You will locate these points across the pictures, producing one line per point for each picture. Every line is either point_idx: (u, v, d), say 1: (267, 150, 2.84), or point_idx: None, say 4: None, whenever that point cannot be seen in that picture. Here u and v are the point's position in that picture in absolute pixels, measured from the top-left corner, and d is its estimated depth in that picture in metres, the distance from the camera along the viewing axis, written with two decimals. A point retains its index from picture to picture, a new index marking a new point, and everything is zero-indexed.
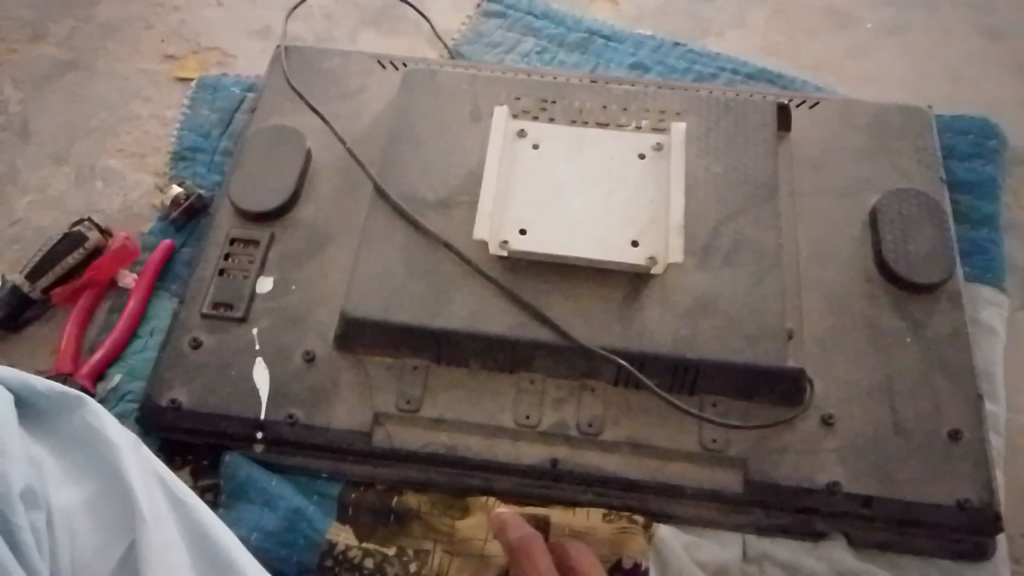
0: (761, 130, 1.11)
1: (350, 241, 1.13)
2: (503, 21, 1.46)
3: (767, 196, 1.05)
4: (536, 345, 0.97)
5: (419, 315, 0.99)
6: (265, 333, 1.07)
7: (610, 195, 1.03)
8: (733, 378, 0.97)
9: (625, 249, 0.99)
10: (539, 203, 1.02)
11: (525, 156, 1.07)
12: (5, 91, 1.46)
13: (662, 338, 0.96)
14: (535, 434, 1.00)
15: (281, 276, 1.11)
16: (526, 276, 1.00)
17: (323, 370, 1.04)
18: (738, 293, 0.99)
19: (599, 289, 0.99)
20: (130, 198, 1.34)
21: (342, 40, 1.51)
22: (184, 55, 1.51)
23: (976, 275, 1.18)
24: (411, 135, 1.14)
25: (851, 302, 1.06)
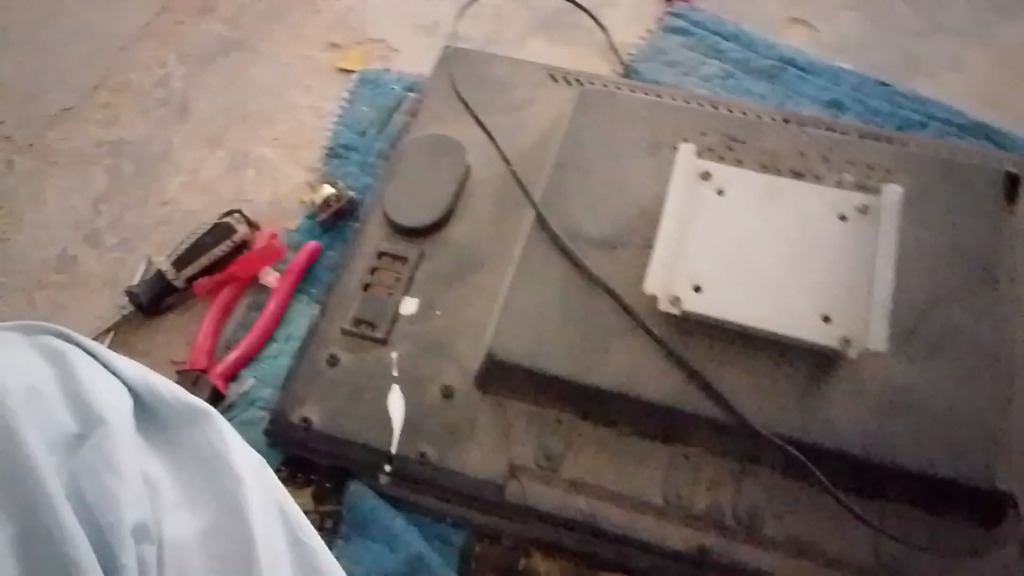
0: (984, 202, 0.96)
1: (502, 269, 1.05)
2: (687, 38, 1.36)
3: (983, 283, 0.92)
4: (695, 419, 0.88)
5: (573, 368, 0.90)
6: (403, 359, 1.01)
7: (802, 259, 0.90)
8: (923, 488, 0.85)
9: (815, 326, 0.87)
10: (720, 258, 0.90)
11: (709, 200, 0.94)
12: (170, 66, 1.45)
13: (841, 428, 0.86)
14: (684, 515, 0.89)
15: (426, 298, 1.04)
16: (696, 339, 0.90)
17: (460, 408, 0.97)
18: (941, 392, 0.87)
19: (778, 367, 0.88)
20: (279, 191, 1.31)
21: (510, 44, 1.43)
22: (347, 45, 1.46)
23: None
24: (581, 160, 1.04)
25: None
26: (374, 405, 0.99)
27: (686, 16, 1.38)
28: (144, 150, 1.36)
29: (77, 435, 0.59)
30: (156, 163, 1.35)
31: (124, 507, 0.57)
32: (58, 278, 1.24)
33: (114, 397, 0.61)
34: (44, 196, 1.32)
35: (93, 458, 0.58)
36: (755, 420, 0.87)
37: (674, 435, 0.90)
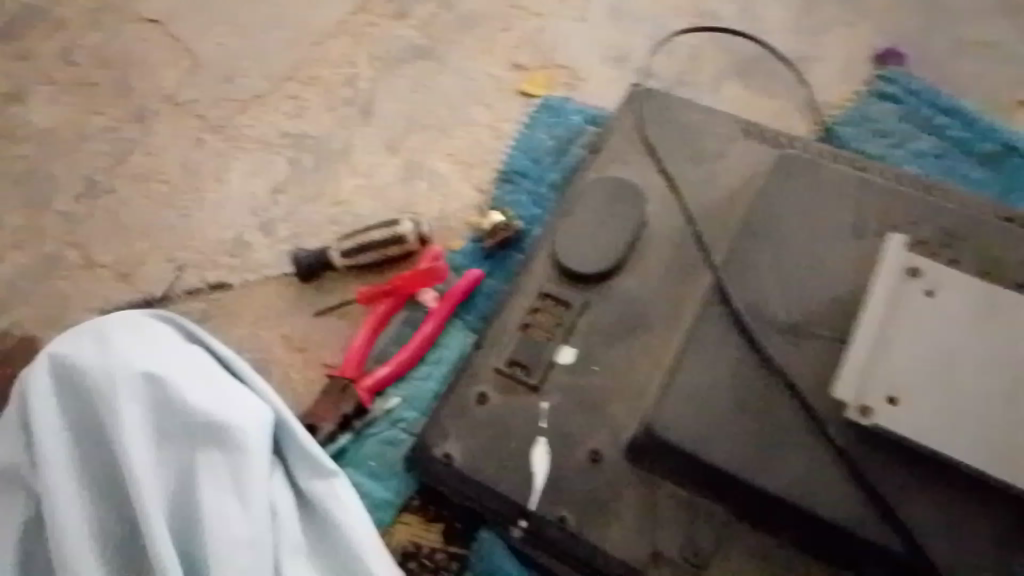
0: None
1: (670, 335, 1.00)
2: (898, 106, 1.26)
3: None
4: (874, 549, 0.80)
5: (737, 462, 0.84)
6: (554, 412, 0.97)
7: (1017, 392, 0.80)
8: None
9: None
10: (923, 374, 0.81)
11: (915, 301, 0.84)
12: (358, 65, 1.45)
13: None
14: None
15: (586, 351, 1.00)
16: (883, 457, 0.82)
17: (607, 477, 0.92)
18: None
19: (975, 512, 0.79)
20: (449, 208, 1.30)
21: (704, 88, 1.36)
22: (534, 67, 1.43)
23: None
24: (774, 235, 0.97)
25: None
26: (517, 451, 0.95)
27: (898, 81, 1.28)
28: (324, 148, 1.38)
29: (220, 460, 0.80)
30: (333, 162, 1.36)
31: (217, 525, 0.77)
32: (230, 261, 1.28)
33: (261, 428, 0.83)
34: (227, 179, 1.35)
35: (222, 480, 0.80)
36: (946, 563, 0.79)
37: (844, 559, 0.83)
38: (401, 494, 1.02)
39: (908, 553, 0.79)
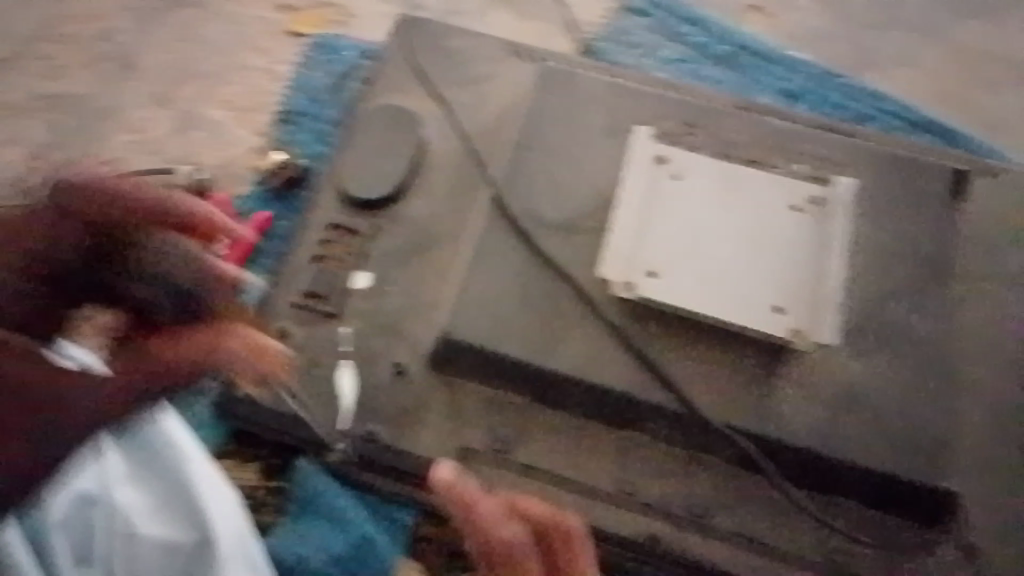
0: (928, 204, 1.00)
1: (459, 248, 1.04)
2: (648, 19, 1.36)
3: (930, 280, 0.96)
4: (653, 409, 0.89)
5: (525, 353, 0.90)
6: (355, 336, 1.00)
7: (759, 252, 0.91)
8: (865, 487, 0.87)
9: (771, 324, 0.88)
10: (680, 247, 0.91)
11: (668, 185, 0.94)
12: (114, 17, 1.38)
13: (789, 432, 0.88)
14: (636, 506, 0.89)
15: (380, 273, 1.03)
16: (651, 326, 0.91)
17: (411, 389, 0.96)
18: (886, 391, 0.90)
19: (737, 363, 0.90)
20: (228, 155, 1.27)
21: (471, 15, 1.40)
22: (303, 8, 1.41)
23: None
24: (539, 142, 1.03)
25: (1005, 413, 0.92)
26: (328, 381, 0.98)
27: None
28: (86, 106, 1.30)
29: None
30: (99, 120, 1.29)
31: None
32: None
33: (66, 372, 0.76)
34: None
35: None
36: (712, 412, 0.88)
37: (630, 424, 0.91)
38: (209, 440, 0.99)
39: (682, 407, 0.88)
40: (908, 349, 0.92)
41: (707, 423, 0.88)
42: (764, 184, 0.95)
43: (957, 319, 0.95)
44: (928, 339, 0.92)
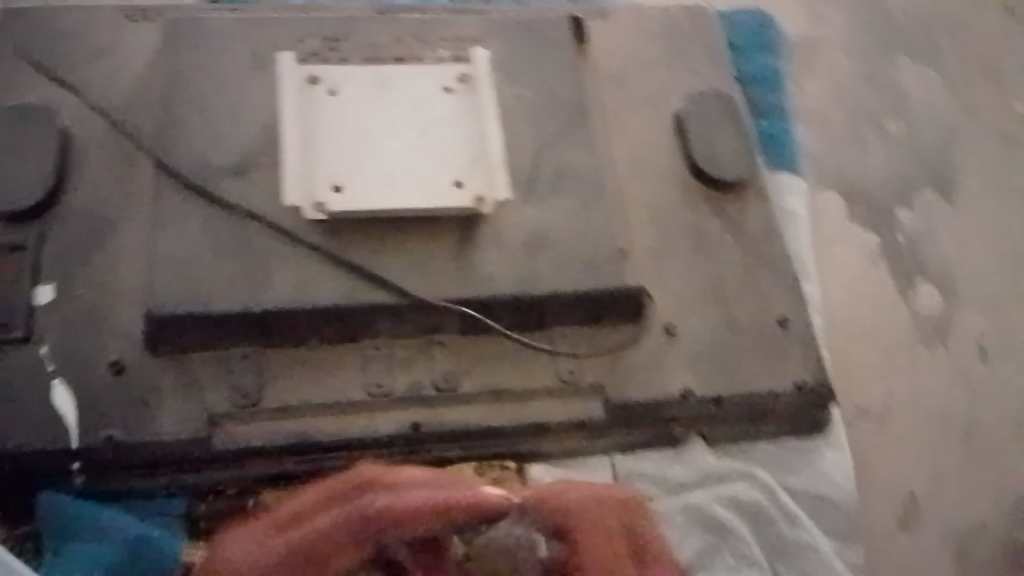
0: (556, 57, 0.93)
1: (182, 202, 0.81)
2: None
3: (564, 129, 0.89)
4: (490, 305, 0.81)
5: (243, 298, 0.77)
6: (49, 332, 0.78)
7: (583, 169, 0.88)
8: (572, 306, 0.83)
9: (603, 233, 0.85)
10: (357, 152, 0.81)
11: (461, 103, 0.85)
12: None
13: (630, 334, 0.85)
14: (390, 402, 0.79)
15: (76, 254, 0.81)
16: (348, 235, 0.80)
17: (138, 379, 0.77)
18: (564, 228, 0.85)
19: (576, 269, 0.83)
20: None
21: None
22: None
23: (777, 161, 1.02)
24: (166, 66, 0.87)
25: (677, 217, 0.92)
26: (66, 325, 0.78)
27: None
28: None
29: None
30: None
31: None
32: None
33: None
34: None
35: None
36: (551, 309, 0.82)
37: (460, 327, 0.81)
38: None
39: (403, 301, 0.79)
40: (741, 253, 0.91)
41: (545, 320, 0.83)
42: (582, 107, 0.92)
43: (791, 223, 0.98)
44: (568, 182, 0.87)
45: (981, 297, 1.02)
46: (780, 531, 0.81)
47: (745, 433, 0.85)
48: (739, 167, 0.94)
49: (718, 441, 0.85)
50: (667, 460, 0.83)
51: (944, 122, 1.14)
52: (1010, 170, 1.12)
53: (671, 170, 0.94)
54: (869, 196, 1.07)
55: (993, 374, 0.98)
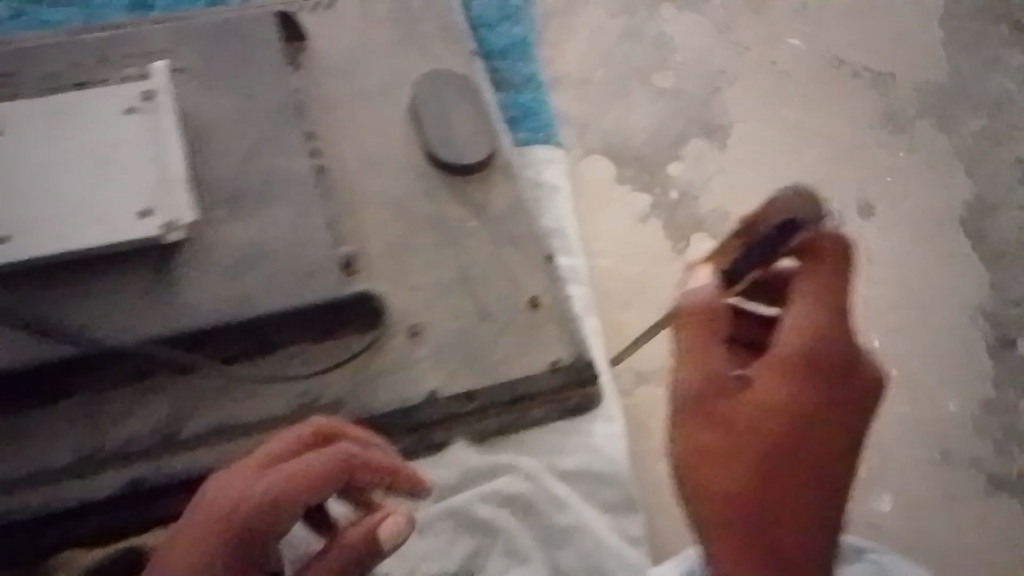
0: (261, 57, 0.86)
1: None
2: None
3: (271, 134, 0.83)
4: (202, 336, 0.73)
5: None
6: None
7: (294, 174, 0.81)
8: (293, 322, 0.75)
9: (321, 237, 0.78)
10: (25, 198, 0.75)
11: (141, 126, 0.79)
12: None
13: (371, 340, 0.78)
14: (104, 463, 0.72)
15: None
16: (25, 288, 0.73)
17: None
18: (272, 240, 0.77)
19: (289, 280, 0.76)
20: None
21: None
22: None
23: (528, 137, 0.97)
24: None
25: (416, 211, 0.86)
26: None
27: None
28: None
29: None
30: None
31: None
32: None
33: None
34: None
35: None
36: (273, 327, 0.75)
37: (173, 367, 0.74)
38: None
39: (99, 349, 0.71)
40: (486, 236, 0.85)
41: (271, 340, 0.75)
42: (300, 108, 0.87)
43: (546, 196, 0.94)
44: (275, 191, 0.80)
45: None
46: (553, 520, 0.75)
47: (508, 424, 0.79)
48: (479, 144, 0.88)
49: (480, 438, 0.79)
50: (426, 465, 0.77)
51: (714, 67, 1.10)
52: (782, 105, 1.09)
53: (406, 158, 0.88)
54: (635, 155, 1.03)
55: None
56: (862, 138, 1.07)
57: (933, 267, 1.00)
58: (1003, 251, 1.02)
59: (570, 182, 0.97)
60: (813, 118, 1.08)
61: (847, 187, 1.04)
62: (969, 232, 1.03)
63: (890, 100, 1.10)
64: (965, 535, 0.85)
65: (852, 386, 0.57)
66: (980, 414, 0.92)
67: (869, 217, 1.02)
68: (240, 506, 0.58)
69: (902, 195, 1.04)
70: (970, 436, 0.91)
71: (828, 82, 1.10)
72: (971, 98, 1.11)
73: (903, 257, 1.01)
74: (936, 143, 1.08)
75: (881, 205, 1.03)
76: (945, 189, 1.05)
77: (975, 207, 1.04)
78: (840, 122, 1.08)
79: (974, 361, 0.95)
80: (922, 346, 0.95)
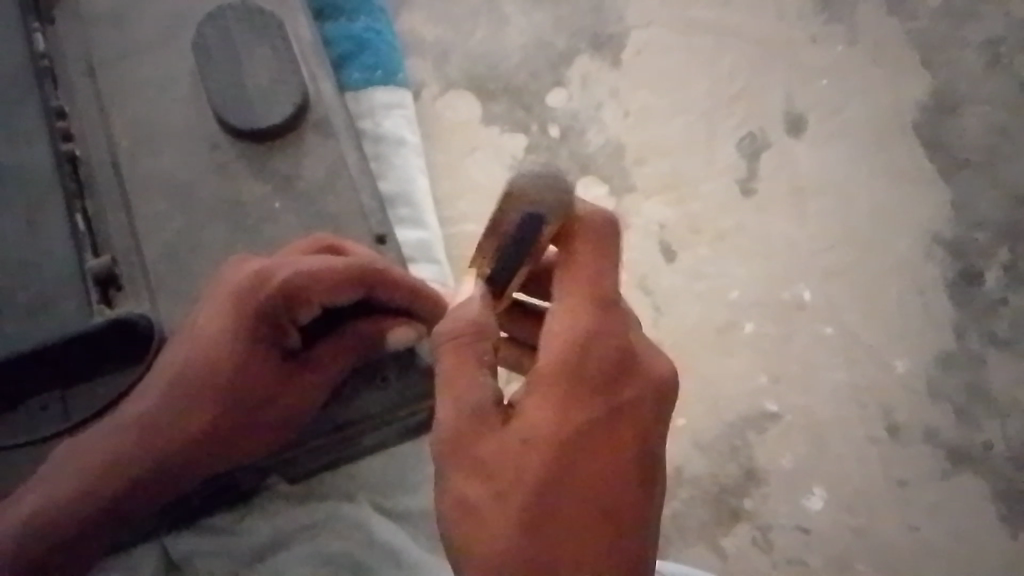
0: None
1: None
2: None
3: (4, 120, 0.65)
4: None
5: None
6: None
7: (31, 171, 0.64)
8: (35, 368, 0.59)
9: (64, 252, 0.62)
10: None
11: None
12: None
13: (135, 377, 0.61)
14: None
15: None
16: None
17: None
18: (4, 266, 0.62)
19: (24, 318, 0.60)
20: None
21: None
22: None
23: (365, 78, 0.77)
24: None
25: (203, 194, 0.67)
26: None
27: None
28: None
29: None
30: None
31: None
32: None
33: None
34: None
35: None
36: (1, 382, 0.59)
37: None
38: None
39: None
40: (296, 219, 0.67)
41: (9, 397, 0.60)
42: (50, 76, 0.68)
43: (390, 156, 0.75)
44: (7, 197, 0.63)
45: (656, 177, 0.81)
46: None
47: (331, 458, 0.65)
48: (282, 99, 0.69)
49: (300, 479, 0.65)
50: (227, 523, 0.63)
51: None
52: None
53: (189, 128, 0.69)
54: (508, 86, 0.83)
55: (680, 274, 0.77)
56: (792, 33, 0.86)
57: (880, 190, 0.81)
58: (970, 160, 0.82)
59: (418, 131, 0.78)
60: (730, 13, 0.87)
61: (772, 98, 0.84)
62: (926, 141, 0.83)
63: None
64: (915, 529, 0.70)
65: (635, 393, 0.46)
66: (937, 373, 0.75)
67: (800, 134, 0.83)
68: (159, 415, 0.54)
69: (842, 102, 0.84)
70: (923, 403, 0.74)
71: None
72: None
73: (843, 180, 0.81)
74: (885, 30, 0.87)
75: (815, 116, 0.83)
76: (895, 88, 0.85)
77: (934, 106, 0.84)
78: (764, 16, 0.87)
79: (931, 305, 0.77)
80: (868, 294, 0.77)
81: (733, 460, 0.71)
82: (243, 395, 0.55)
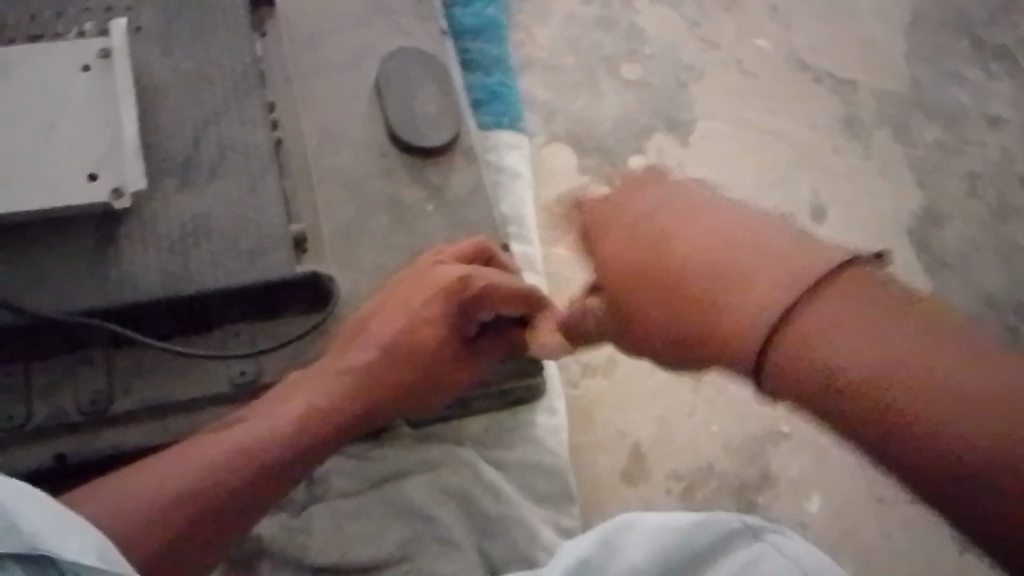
0: (224, 20, 0.84)
1: None
2: None
3: (232, 101, 0.81)
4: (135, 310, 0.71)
5: None
6: None
7: (250, 145, 0.79)
8: (241, 303, 0.74)
9: (273, 212, 0.76)
10: None
11: (95, 88, 0.77)
12: None
13: (312, 324, 0.76)
14: (27, 435, 0.71)
15: None
16: None
17: None
18: (226, 213, 0.76)
19: (237, 259, 0.75)
20: None
21: None
22: None
23: (492, 121, 0.97)
24: None
25: (375, 188, 0.84)
26: None
27: None
28: None
29: None
30: None
31: None
32: None
33: None
34: None
35: None
36: (208, 307, 0.73)
37: (107, 341, 0.72)
38: None
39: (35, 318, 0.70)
40: (443, 218, 0.84)
41: (210, 321, 0.74)
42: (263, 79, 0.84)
43: (507, 184, 0.93)
44: (231, 160, 0.78)
45: None
46: (486, 508, 0.76)
47: (447, 414, 0.80)
48: (445, 126, 0.86)
49: (419, 425, 0.80)
50: (362, 452, 0.78)
51: (682, 61, 1.11)
52: (747, 103, 1.10)
53: (367, 135, 0.86)
54: (599, 145, 1.04)
55: None
56: (821, 142, 1.09)
57: None
58: (948, 263, 1.04)
59: (529, 169, 0.96)
60: (775, 118, 1.09)
61: (802, 190, 1.06)
62: (916, 243, 1.05)
63: (850, 106, 1.11)
64: (888, 537, 0.86)
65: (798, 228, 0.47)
66: None
67: (822, 221, 1.05)
68: (377, 360, 0.69)
69: (855, 201, 1.06)
70: None
71: (793, 85, 1.12)
72: (928, 109, 1.12)
73: None
74: (892, 151, 1.10)
75: (834, 209, 1.05)
76: (896, 199, 1.07)
77: (924, 218, 1.06)
78: (800, 124, 1.09)
79: None
80: None
81: (752, 464, 0.88)
82: (435, 354, 0.70)
